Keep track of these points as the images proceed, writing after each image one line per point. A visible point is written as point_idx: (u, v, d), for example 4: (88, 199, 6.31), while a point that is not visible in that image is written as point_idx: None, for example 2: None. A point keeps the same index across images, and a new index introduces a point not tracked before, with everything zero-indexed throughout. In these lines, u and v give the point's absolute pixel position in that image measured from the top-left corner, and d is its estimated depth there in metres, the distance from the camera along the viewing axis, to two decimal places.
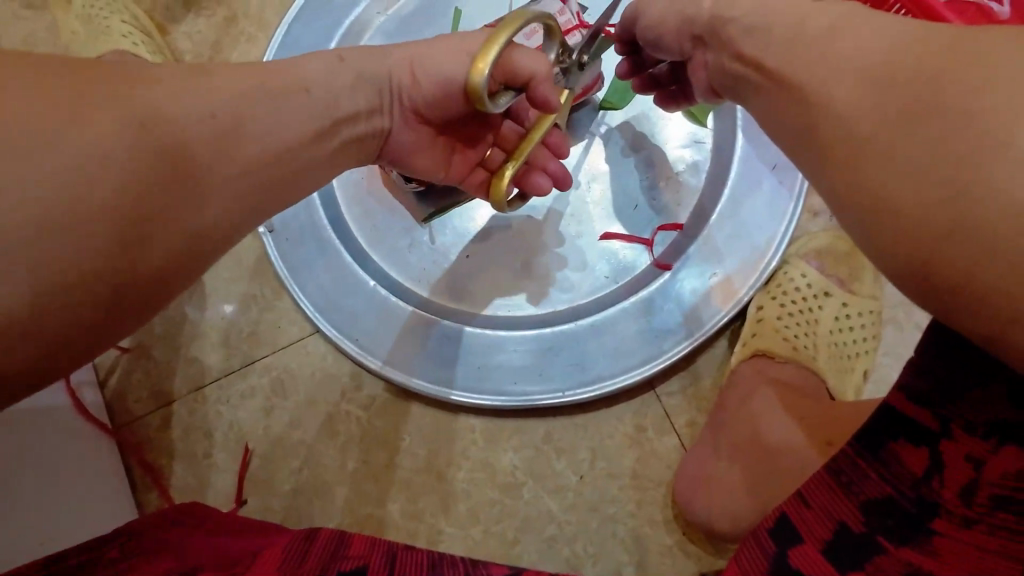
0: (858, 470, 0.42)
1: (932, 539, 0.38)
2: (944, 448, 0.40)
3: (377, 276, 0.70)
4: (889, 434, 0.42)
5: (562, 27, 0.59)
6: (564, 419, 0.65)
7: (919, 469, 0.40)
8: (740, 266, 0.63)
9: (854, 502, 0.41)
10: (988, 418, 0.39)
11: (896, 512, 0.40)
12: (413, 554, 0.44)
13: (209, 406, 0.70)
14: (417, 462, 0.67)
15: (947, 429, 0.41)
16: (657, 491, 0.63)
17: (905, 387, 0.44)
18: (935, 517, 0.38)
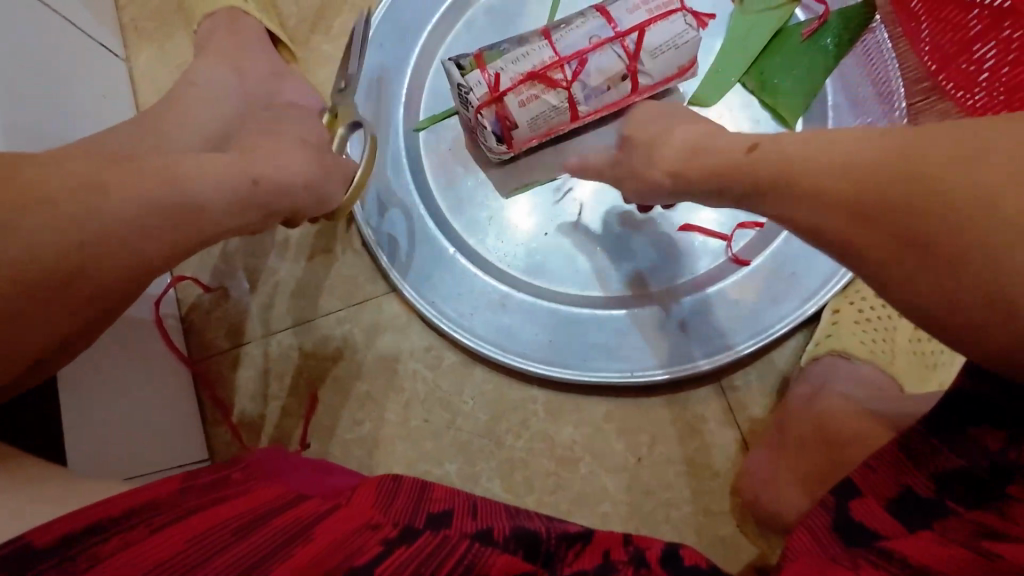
0: (929, 447, 0.45)
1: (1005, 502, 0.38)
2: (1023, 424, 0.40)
3: (456, 244, 0.73)
4: (955, 424, 0.44)
5: (667, 8, 0.62)
6: (627, 401, 0.67)
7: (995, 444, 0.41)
8: (815, 271, 0.64)
9: (925, 474, 0.43)
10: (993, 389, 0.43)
11: (968, 478, 0.41)
12: (492, 505, 0.45)
13: (284, 350, 0.73)
14: (478, 426, 0.68)
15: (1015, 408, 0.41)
16: (713, 481, 0.64)
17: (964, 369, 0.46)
18: (1009, 482, 0.38)
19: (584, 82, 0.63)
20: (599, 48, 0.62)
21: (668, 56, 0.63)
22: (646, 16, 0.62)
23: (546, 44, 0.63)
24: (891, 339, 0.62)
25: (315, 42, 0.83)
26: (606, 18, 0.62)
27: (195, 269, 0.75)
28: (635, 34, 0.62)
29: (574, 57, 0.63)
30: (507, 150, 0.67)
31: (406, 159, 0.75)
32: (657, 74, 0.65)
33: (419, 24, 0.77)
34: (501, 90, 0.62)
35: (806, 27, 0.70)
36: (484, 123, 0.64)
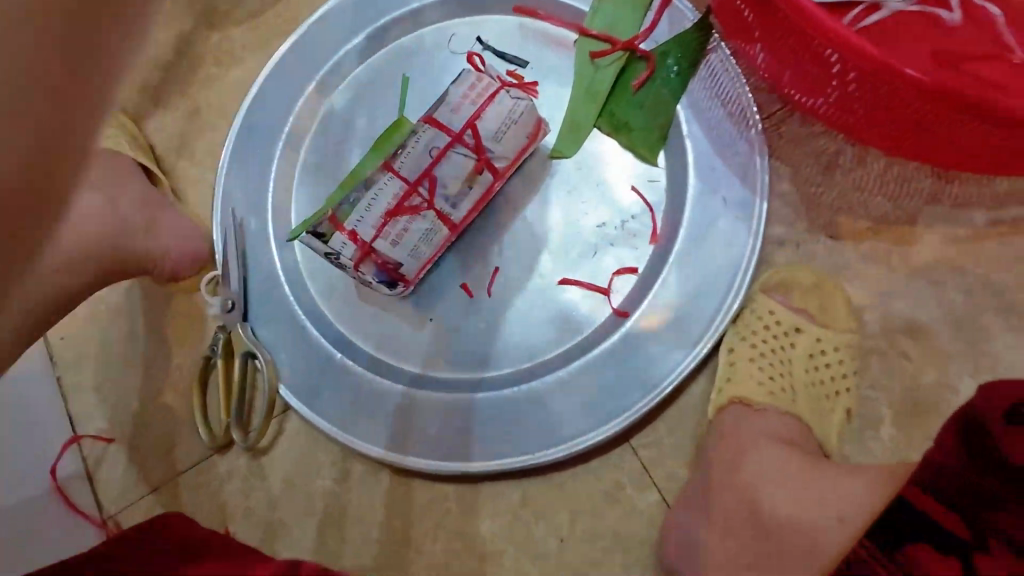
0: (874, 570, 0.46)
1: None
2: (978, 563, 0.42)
3: (344, 347, 0.70)
4: (908, 537, 0.45)
5: (488, 93, 0.61)
6: (539, 482, 0.63)
7: (968, 538, 0.43)
8: (699, 313, 0.62)
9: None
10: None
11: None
12: None
13: (192, 489, 0.71)
14: (395, 535, 0.65)
15: (981, 542, 0.43)
16: (641, 551, 0.60)
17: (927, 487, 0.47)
18: None
19: (448, 199, 0.61)
20: (442, 158, 0.60)
21: (511, 133, 0.62)
22: (473, 108, 0.60)
23: (390, 175, 0.60)
24: (788, 374, 0.60)
25: (181, 166, 0.83)
26: (436, 124, 0.60)
27: (97, 423, 0.75)
28: (489, 172, 0.62)
29: (423, 177, 0.60)
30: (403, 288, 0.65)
31: (283, 270, 0.74)
32: (511, 151, 0.63)
33: (275, 132, 0.78)
34: (367, 241, 0.59)
35: (642, 69, 0.68)
36: (369, 276, 0.62)
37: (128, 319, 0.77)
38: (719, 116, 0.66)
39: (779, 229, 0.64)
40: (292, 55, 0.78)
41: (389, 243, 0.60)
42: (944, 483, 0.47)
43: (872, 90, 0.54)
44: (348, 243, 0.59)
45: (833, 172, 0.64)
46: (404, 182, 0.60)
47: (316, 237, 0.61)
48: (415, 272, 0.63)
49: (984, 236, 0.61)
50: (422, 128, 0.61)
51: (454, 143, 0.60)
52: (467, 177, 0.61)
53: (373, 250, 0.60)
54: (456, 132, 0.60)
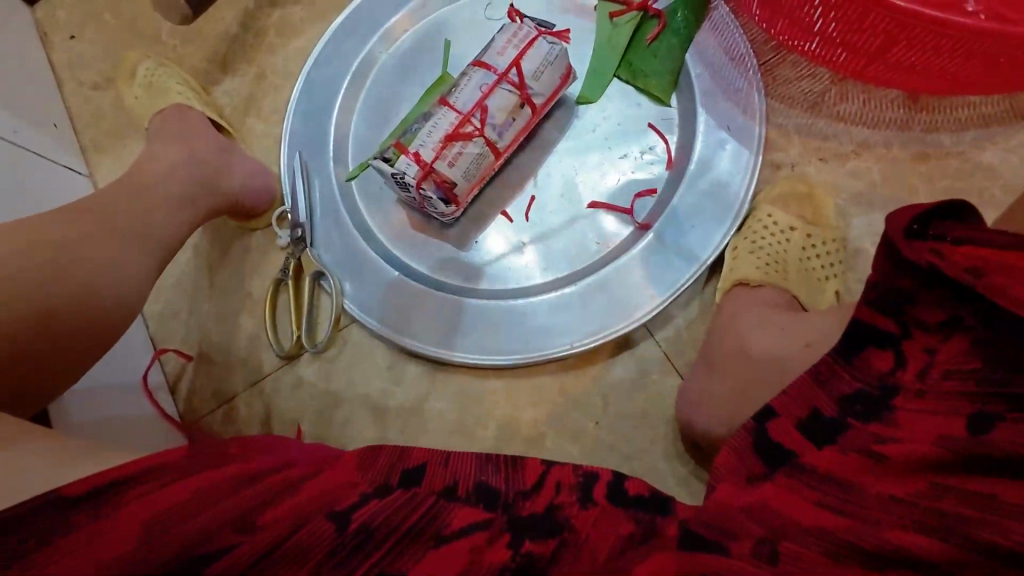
0: (837, 372, 0.53)
1: (891, 413, 0.48)
2: (905, 346, 0.50)
3: (400, 267, 0.81)
4: (863, 343, 0.53)
5: (528, 38, 0.72)
6: (575, 372, 0.72)
7: (895, 330, 0.51)
8: (711, 223, 0.72)
9: (827, 392, 0.52)
10: (938, 317, 0.49)
11: (865, 397, 0.50)
12: (462, 457, 0.56)
13: (264, 396, 0.81)
14: (449, 425, 0.75)
15: (906, 331, 0.51)
16: (667, 427, 0.69)
17: (872, 301, 0.53)
18: (894, 395, 0.48)
19: (494, 129, 0.72)
20: (490, 93, 0.71)
21: (549, 73, 0.73)
22: (516, 51, 0.72)
23: (447, 109, 0.71)
24: (783, 260, 0.68)
25: (247, 124, 0.94)
26: (484, 66, 0.72)
27: (178, 343, 0.85)
28: (529, 106, 0.73)
29: (475, 109, 0.71)
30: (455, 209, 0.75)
31: (344, 205, 0.84)
32: (548, 90, 0.74)
33: (332, 89, 0.90)
34: (428, 162, 0.70)
35: (654, 26, 0.80)
36: (428, 195, 0.72)
37: (204, 253, 0.87)
38: (722, 63, 0.78)
39: (776, 155, 0.75)
40: (349, 24, 0.90)
41: (447, 165, 0.71)
42: (877, 298, 0.53)
43: (853, 22, 0.64)
44: (412, 164, 0.70)
45: (819, 107, 0.75)
46: (458, 113, 0.71)
47: (384, 161, 0.72)
48: (466, 193, 0.74)
49: (951, 153, 0.71)
50: (474, 69, 0.72)
51: (500, 81, 0.71)
52: (511, 110, 0.72)
53: (433, 170, 0.70)
54: (503, 72, 0.71)
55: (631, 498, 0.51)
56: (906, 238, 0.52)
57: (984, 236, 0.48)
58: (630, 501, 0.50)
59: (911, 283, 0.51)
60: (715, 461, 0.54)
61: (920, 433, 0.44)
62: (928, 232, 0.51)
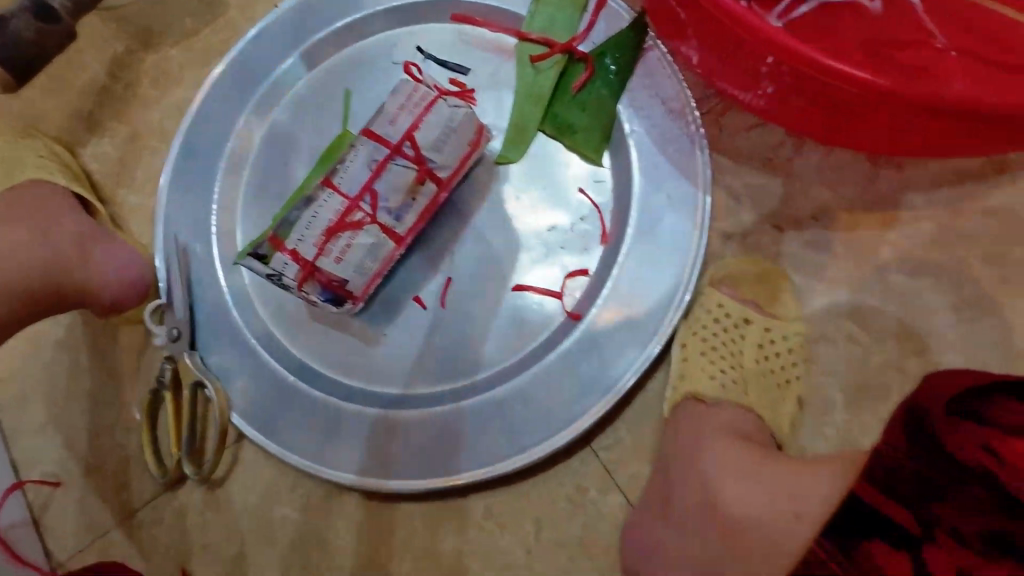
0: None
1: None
2: (928, 553, 0.43)
3: (298, 369, 0.69)
4: (865, 537, 0.44)
5: (425, 102, 0.60)
6: (503, 492, 0.62)
7: (916, 530, 0.44)
8: (652, 310, 0.62)
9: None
10: (972, 526, 0.42)
11: None
12: None
13: (144, 529, 0.68)
14: (361, 559, 0.64)
15: (929, 533, 0.43)
16: (609, 556, 0.60)
17: (874, 477, 0.46)
18: None
19: (390, 213, 0.60)
20: (382, 170, 0.59)
21: (453, 142, 0.61)
22: (411, 119, 0.60)
23: (331, 193, 0.59)
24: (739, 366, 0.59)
25: (122, 194, 0.80)
26: (374, 138, 0.59)
27: (43, 466, 0.72)
28: (431, 183, 0.61)
29: (364, 192, 0.59)
30: (352, 307, 0.63)
31: (230, 294, 0.72)
32: (455, 161, 0.62)
33: (214, 152, 0.76)
34: (309, 260, 0.58)
35: (581, 71, 0.68)
36: (314, 297, 0.60)
37: (71, 355, 0.74)
38: (659, 114, 0.67)
39: (725, 223, 0.64)
40: (230, 74, 0.76)
41: (333, 261, 0.59)
42: (882, 475, 0.46)
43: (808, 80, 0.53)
44: (290, 263, 0.58)
45: (774, 164, 0.65)
46: (344, 198, 0.59)
47: (258, 259, 0.59)
48: (361, 289, 0.62)
49: (923, 216, 0.62)
50: (361, 142, 0.60)
51: (393, 156, 0.59)
52: (411, 189, 0.60)
53: (315, 269, 0.58)
54: (395, 145, 0.59)
55: None
56: (949, 418, 0.47)
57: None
58: None
59: (930, 470, 0.45)
60: None
61: None
62: (959, 411, 0.47)
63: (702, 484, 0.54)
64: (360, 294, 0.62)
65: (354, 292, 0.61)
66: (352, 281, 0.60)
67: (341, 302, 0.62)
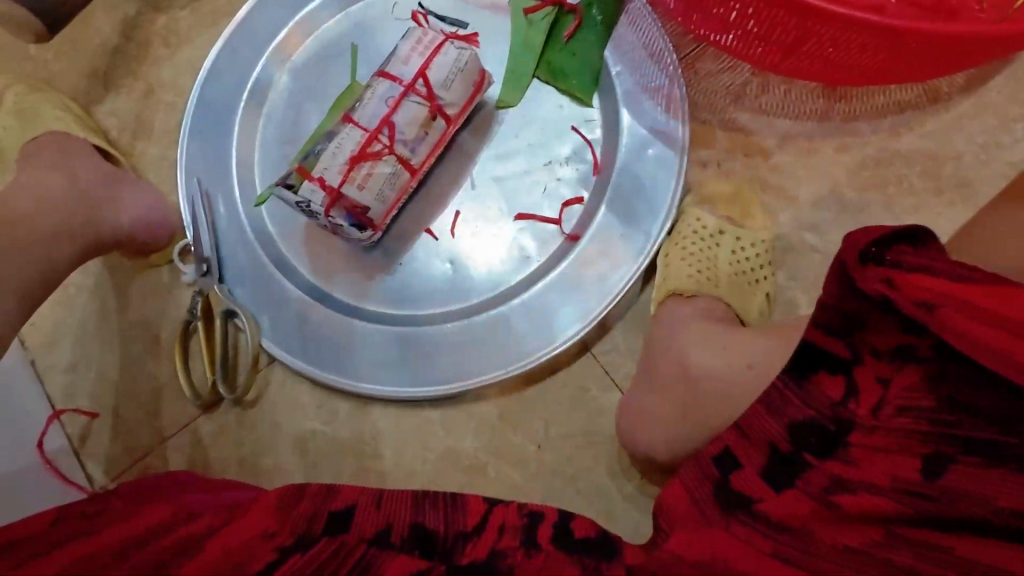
0: (787, 399, 0.53)
1: (846, 449, 0.48)
2: (857, 372, 0.51)
3: (321, 298, 0.75)
4: (813, 368, 0.53)
5: (434, 45, 0.67)
6: (514, 394, 0.70)
7: (846, 354, 0.52)
8: (641, 229, 0.70)
9: (779, 424, 0.53)
10: (889, 344, 0.50)
11: (817, 429, 0.50)
12: (399, 494, 0.53)
13: (180, 450, 0.74)
14: (386, 463, 0.70)
15: (858, 356, 0.51)
16: (609, 444, 0.68)
17: (821, 324, 0.54)
18: (850, 431, 0.49)
19: (405, 145, 0.67)
20: (398, 106, 0.66)
21: (460, 81, 0.68)
22: (422, 59, 0.66)
23: (351, 126, 0.65)
24: (713, 268, 0.66)
25: (140, 148, 0.85)
26: (389, 77, 0.66)
27: (79, 400, 0.77)
28: (441, 119, 0.68)
29: (382, 125, 0.65)
30: (372, 234, 0.70)
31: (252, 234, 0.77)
32: (461, 100, 0.69)
33: (230, 104, 0.81)
34: (334, 186, 0.64)
35: (570, 22, 0.75)
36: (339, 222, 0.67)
37: (100, 297, 0.78)
38: (641, 58, 0.75)
39: (702, 152, 0.73)
40: (242, 32, 0.81)
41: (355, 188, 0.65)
42: (827, 321, 0.53)
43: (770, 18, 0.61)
44: (317, 191, 0.64)
45: (743, 100, 0.73)
46: (364, 132, 0.65)
47: (287, 188, 0.66)
48: (381, 217, 0.68)
49: (870, 141, 0.71)
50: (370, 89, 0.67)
51: (407, 93, 0.66)
52: (423, 124, 0.67)
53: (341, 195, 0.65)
54: (409, 83, 0.66)
55: (580, 542, 0.47)
56: (860, 263, 0.52)
57: (930, 265, 0.50)
58: (575, 544, 0.47)
59: (859, 307, 0.52)
60: (665, 499, 0.56)
61: (877, 475, 0.46)
62: (885, 257, 0.52)
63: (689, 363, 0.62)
64: (379, 222, 0.69)
65: (374, 219, 0.68)
66: (372, 208, 0.67)
67: (362, 229, 0.68)
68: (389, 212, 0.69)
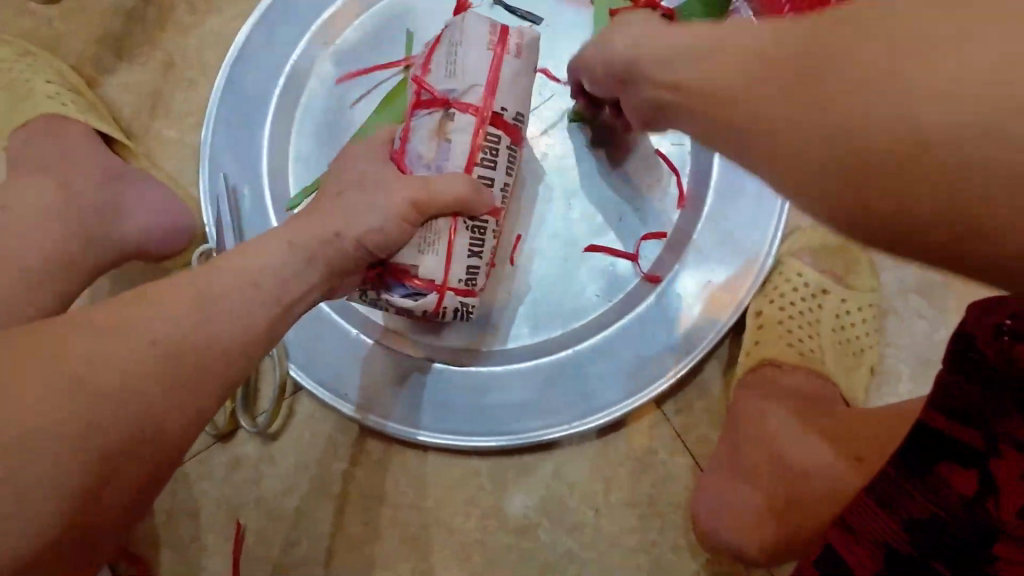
0: (900, 489, 0.42)
1: (992, 566, 0.38)
2: (994, 465, 0.40)
3: (358, 323, 0.66)
4: (932, 455, 0.42)
5: (434, 45, 0.53)
6: (573, 450, 0.62)
7: (978, 442, 0.41)
8: (731, 275, 0.62)
9: (895, 519, 0.41)
10: None
11: (944, 530, 0.40)
12: None
13: (190, 484, 0.65)
14: (424, 516, 0.63)
15: (995, 447, 0.40)
16: (676, 514, 0.61)
17: (941, 401, 0.42)
18: (995, 542, 0.39)
19: (482, 164, 0.51)
20: (408, 131, 0.52)
21: (462, 61, 0.50)
22: (422, 67, 0.52)
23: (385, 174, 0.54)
24: (815, 334, 0.61)
25: (155, 131, 0.75)
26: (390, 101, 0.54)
27: None
28: (461, 112, 0.50)
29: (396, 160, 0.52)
30: (429, 293, 0.50)
31: None
32: (477, 80, 0.50)
33: (262, 89, 0.71)
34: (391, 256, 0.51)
35: None
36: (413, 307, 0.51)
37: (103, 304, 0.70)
38: None
39: None
40: (281, 7, 0.70)
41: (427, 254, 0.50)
42: (951, 400, 0.42)
43: None
44: (421, 292, 0.50)
45: None
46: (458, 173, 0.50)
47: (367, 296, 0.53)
48: (445, 274, 0.50)
49: None
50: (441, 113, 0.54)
51: (411, 112, 0.52)
52: (437, 137, 0.50)
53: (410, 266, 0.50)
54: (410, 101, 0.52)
55: None
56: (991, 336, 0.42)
57: None
58: None
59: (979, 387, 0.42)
60: None
61: None
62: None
63: None
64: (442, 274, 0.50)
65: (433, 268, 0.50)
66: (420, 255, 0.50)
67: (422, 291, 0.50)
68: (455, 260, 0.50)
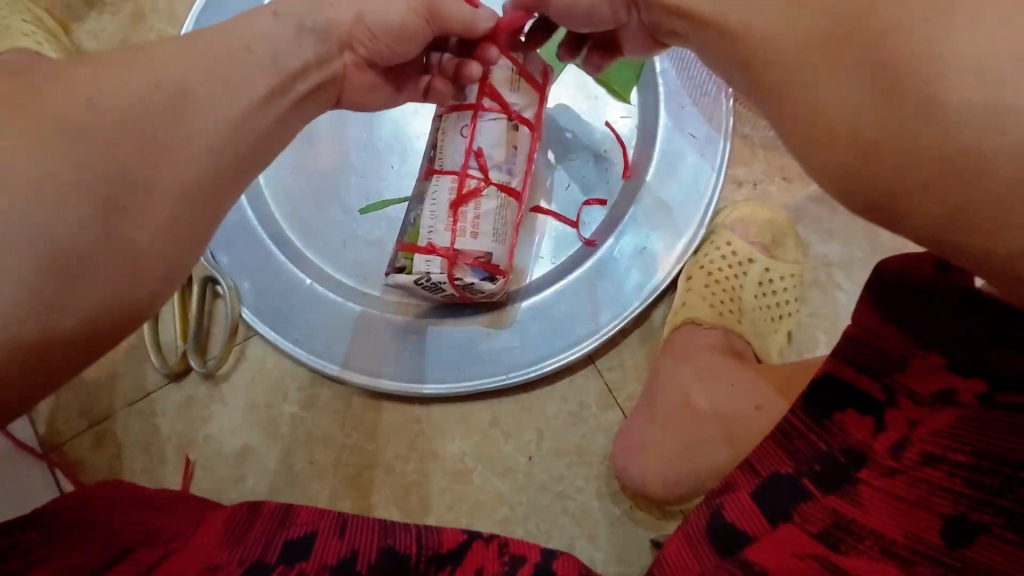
0: (802, 433, 0.44)
1: (857, 487, 0.39)
2: (888, 415, 0.41)
3: (313, 273, 0.68)
4: (836, 405, 0.43)
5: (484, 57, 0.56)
6: (509, 401, 0.66)
7: (881, 396, 0.42)
8: (668, 240, 0.65)
9: (795, 461, 0.43)
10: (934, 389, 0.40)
11: (829, 463, 0.41)
12: (364, 519, 0.43)
13: (143, 418, 0.68)
14: (366, 456, 0.66)
15: (892, 398, 0.41)
16: (602, 464, 0.65)
17: (848, 355, 0.44)
18: (862, 467, 0.40)
19: (500, 169, 0.56)
20: (479, 131, 0.56)
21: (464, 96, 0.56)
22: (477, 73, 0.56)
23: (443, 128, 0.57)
24: (738, 299, 0.65)
25: None
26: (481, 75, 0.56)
27: None
28: (523, 125, 0.56)
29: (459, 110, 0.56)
30: (411, 279, 0.56)
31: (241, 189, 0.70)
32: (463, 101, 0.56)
33: None
34: (448, 246, 0.55)
35: None
36: (469, 282, 0.56)
37: None
38: None
39: (739, 170, 0.68)
40: None
41: (462, 158, 0.56)
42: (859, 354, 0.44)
43: None
44: (432, 259, 0.55)
45: None
46: (453, 175, 0.56)
47: (399, 273, 0.56)
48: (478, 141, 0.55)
49: None
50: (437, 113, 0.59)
51: (479, 112, 0.56)
52: (485, 130, 0.56)
53: (436, 257, 0.55)
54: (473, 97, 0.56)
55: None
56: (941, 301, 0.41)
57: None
58: None
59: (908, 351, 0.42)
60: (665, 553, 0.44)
61: (884, 525, 0.37)
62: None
63: (689, 392, 0.59)
64: (432, 275, 0.55)
65: (415, 260, 0.55)
66: (412, 276, 0.55)
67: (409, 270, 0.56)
68: (463, 260, 0.55)
